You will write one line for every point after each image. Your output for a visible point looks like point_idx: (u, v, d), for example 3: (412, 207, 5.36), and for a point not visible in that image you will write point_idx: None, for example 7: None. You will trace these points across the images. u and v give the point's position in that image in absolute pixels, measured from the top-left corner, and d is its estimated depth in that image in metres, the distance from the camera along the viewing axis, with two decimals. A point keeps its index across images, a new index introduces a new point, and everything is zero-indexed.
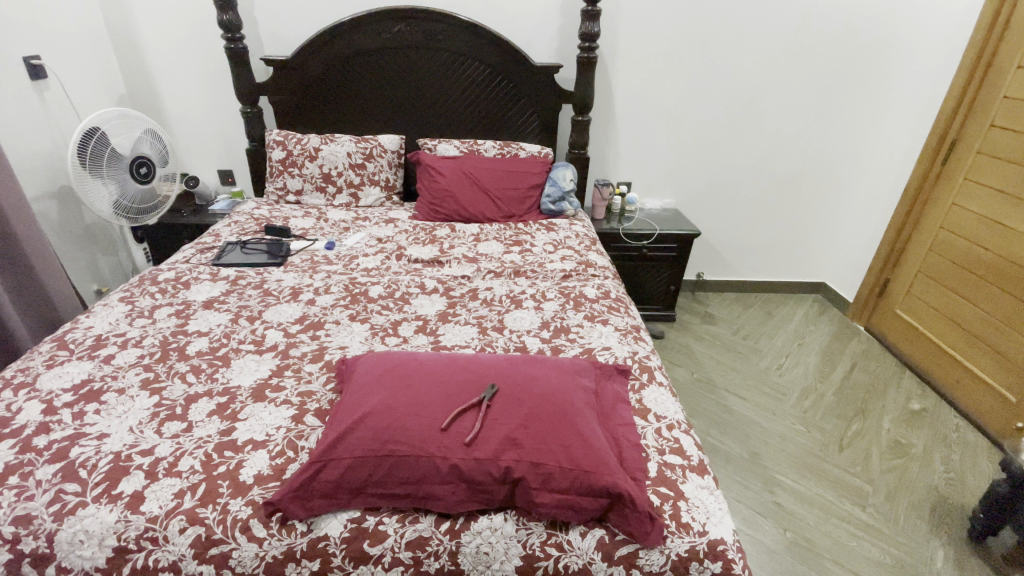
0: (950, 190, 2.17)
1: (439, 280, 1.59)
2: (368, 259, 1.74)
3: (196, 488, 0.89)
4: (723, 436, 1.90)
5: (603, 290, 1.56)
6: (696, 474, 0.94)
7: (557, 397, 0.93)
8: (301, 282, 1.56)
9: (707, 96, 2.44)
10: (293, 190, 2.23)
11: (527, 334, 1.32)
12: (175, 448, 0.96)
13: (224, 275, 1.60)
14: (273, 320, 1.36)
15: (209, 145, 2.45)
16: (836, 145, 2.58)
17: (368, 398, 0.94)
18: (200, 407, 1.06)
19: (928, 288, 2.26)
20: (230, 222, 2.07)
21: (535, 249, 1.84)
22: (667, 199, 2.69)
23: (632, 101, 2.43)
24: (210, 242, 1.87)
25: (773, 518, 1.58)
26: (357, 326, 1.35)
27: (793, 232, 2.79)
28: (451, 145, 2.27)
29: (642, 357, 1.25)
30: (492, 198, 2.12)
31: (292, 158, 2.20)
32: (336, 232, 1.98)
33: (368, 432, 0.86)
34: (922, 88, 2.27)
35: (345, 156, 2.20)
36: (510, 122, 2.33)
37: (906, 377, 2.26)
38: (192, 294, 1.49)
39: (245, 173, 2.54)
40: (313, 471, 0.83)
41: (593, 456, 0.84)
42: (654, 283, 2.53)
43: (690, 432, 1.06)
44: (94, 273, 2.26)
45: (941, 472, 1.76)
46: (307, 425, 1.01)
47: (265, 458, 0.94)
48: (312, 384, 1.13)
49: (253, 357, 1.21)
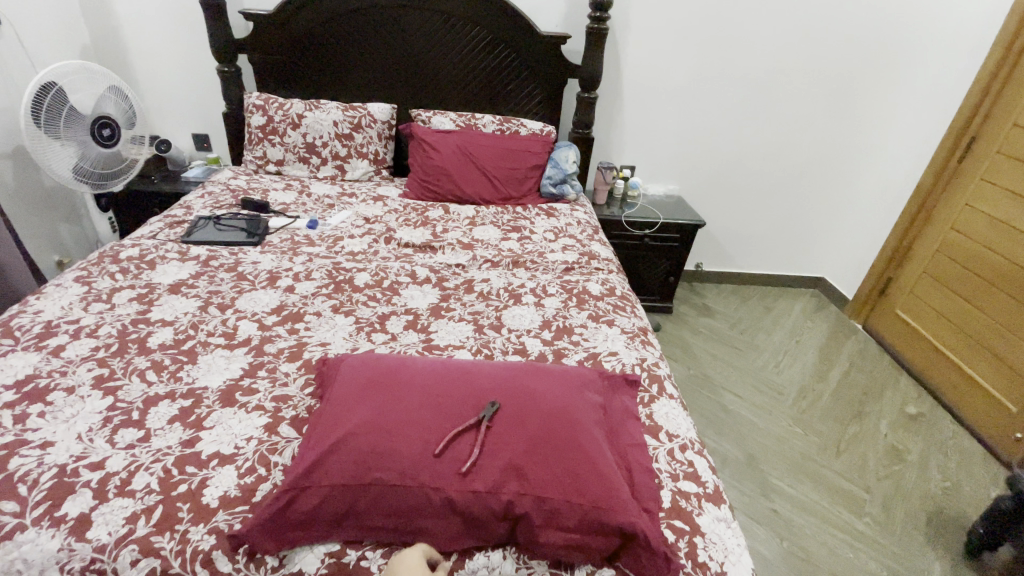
0: (964, 190, 2.09)
1: (431, 268, 1.47)
2: (354, 241, 1.60)
3: (151, 511, 0.78)
4: (720, 437, 1.85)
5: (608, 286, 1.46)
6: (712, 504, 0.86)
7: (565, 416, 0.83)
8: (279, 266, 1.43)
9: (720, 76, 2.30)
10: (274, 159, 2.06)
11: (527, 335, 1.21)
12: (129, 462, 0.85)
13: (194, 255, 1.45)
14: (246, 309, 1.23)
15: (182, 106, 2.25)
16: (849, 136, 2.47)
17: (351, 412, 0.83)
18: (160, 412, 0.94)
19: (933, 289, 2.21)
20: (204, 193, 1.90)
21: (535, 237, 1.72)
22: (670, 185, 2.57)
23: (641, 79, 2.28)
24: (181, 215, 1.71)
25: (770, 526, 1.54)
26: (340, 318, 1.23)
27: (797, 224, 2.71)
28: (447, 117, 2.10)
29: (651, 364, 1.15)
30: (489, 178, 1.98)
31: (273, 125, 2.02)
32: (319, 208, 1.83)
33: (349, 455, 0.75)
34: (943, 79, 2.16)
35: (332, 125, 2.03)
36: (511, 96, 2.17)
37: (903, 379, 2.22)
38: (157, 276, 1.35)
39: (222, 138, 2.34)
40: (286, 500, 0.73)
41: (606, 488, 0.75)
42: (653, 274, 2.44)
43: (704, 452, 0.98)
44: (55, 243, 2.08)
45: (937, 480, 1.73)
46: (282, 436, 0.90)
47: (233, 476, 0.83)
48: (289, 387, 1.01)
49: (223, 353, 1.09)
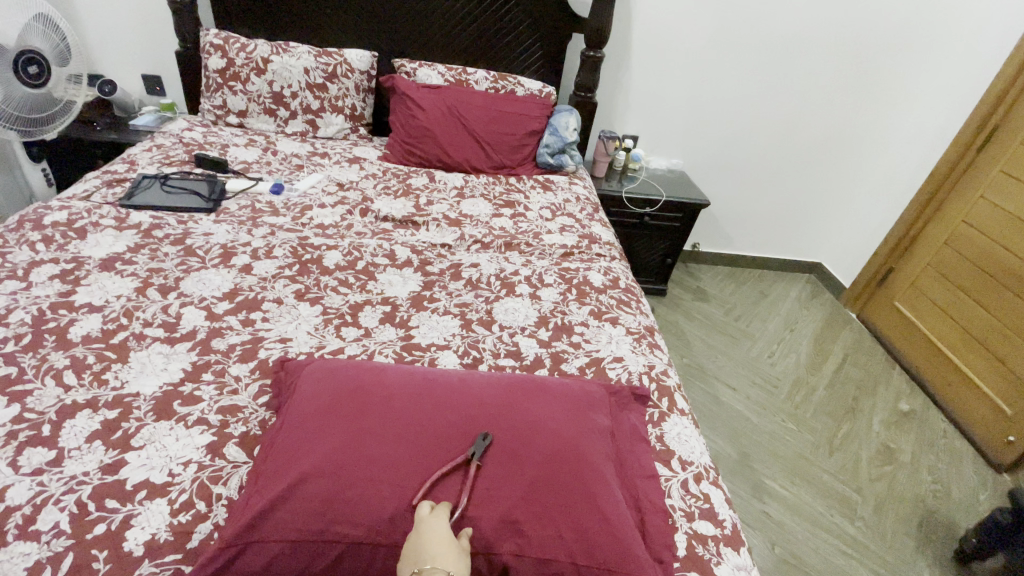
0: (981, 181, 1.98)
1: (413, 248, 1.30)
2: (324, 211, 1.41)
3: (58, 561, 0.63)
4: (712, 432, 1.77)
5: (611, 276, 1.31)
6: (732, 549, 0.75)
7: (570, 453, 0.70)
8: (235, 239, 1.23)
9: (737, 41, 2.10)
10: (235, 109, 1.81)
11: (521, 334, 1.07)
12: (35, 494, 0.68)
13: (135, 222, 1.25)
14: (193, 293, 1.05)
15: (127, 41, 1.95)
16: (864, 115, 2.32)
17: (309, 443, 0.67)
18: (78, 427, 0.77)
19: (936, 283, 2.13)
20: (152, 145, 1.65)
21: (530, 214, 1.55)
22: (673, 158, 2.40)
23: (652, 39, 2.07)
24: (122, 171, 1.48)
25: (761, 531, 1.48)
26: (305, 307, 1.06)
27: (800, 207, 2.58)
28: (434, 71, 1.86)
29: (659, 374, 1.03)
30: (480, 143, 1.78)
31: (233, 69, 1.76)
32: (286, 170, 1.61)
33: (306, 503, 0.61)
34: (972, 57, 2.00)
35: (302, 72, 1.78)
36: (508, 50, 1.94)
37: (896, 373, 2.18)
38: (87, 248, 1.14)
39: (177, 81, 2.06)
40: (224, 560, 0.59)
41: (617, 547, 0.63)
42: (650, 254, 2.30)
43: (719, 482, 0.86)
44: None
45: (928, 482, 1.70)
46: (227, 460, 0.75)
47: (164, 514, 0.68)
48: (239, 396, 0.85)
49: (162, 349, 0.91)
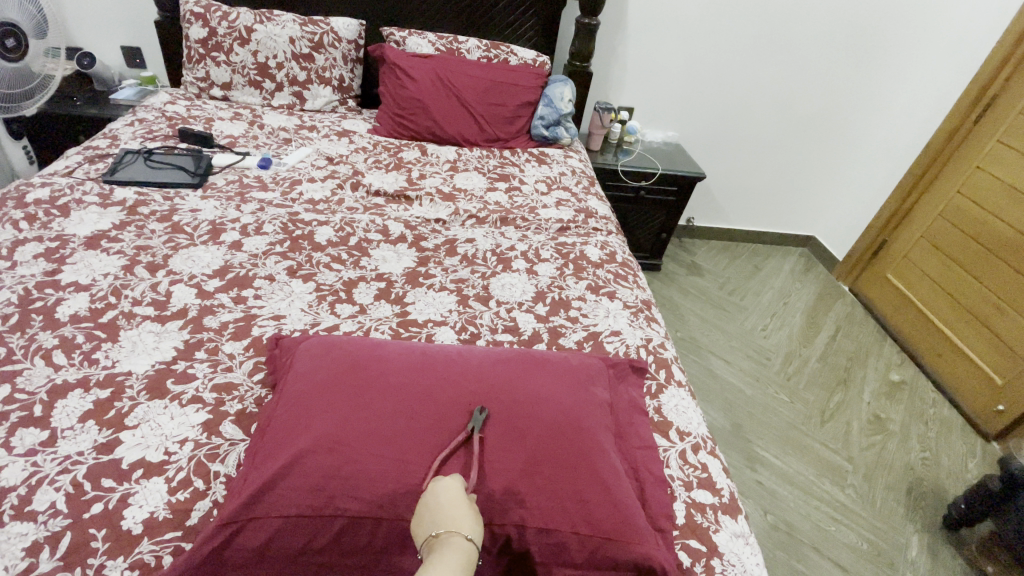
0: (977, 152, 1.97)
1: (406, 223, 1.27)
2: (314, 187, 1.37)
3: (56, 540, 0.62)
4: (708, 405, 1.79)
5: (607, 251, 1.29)
6: (729, 517, 0.76)
7: (570, 426, 0.69)
8: (224, 215, 1.20)
9: (735, 8, 2.04)
10: (219, 82, 1.75)
11: (518, 309, 1.05)
12: (30, 474, 0.68)
13: (120, 199, 1.21)
14: (182, 271, 1.02)
15: (103, 10, 1.86)
16: (862, 84, 2.29)
17: (308, 420, 0.67)
18: (70, 407, 0.76)
19: (929, 255, 2.13)
20: (134, 120, 1.60)
21: (525, 188, 1.52)
22: (669, 131, 2.36)
23: (648, 6, 2.01)
24: (104, 147, 1.43)
25: (754, 499, 1.51)
26: (298, 284, 1.04)
27: (795, 179, 2.57)
28: (424, 39, 1.80)
29: (657, 347, 1.03)
30: (473, 116, 1.73)
31: (215, 39, 1.69)
32: (274, 144, 1.56)
33: (305, 479, 0.61)
34: (973, 23, 1.95)
35: (287, 42, 1.71)
36: (501, 18, 1.88)
37: (888, 345, 2.20)
38: (71, 226, 1.11)
39: (157, 53, 1.98)
40: (224, 536, 0.58)
41: (619, 517, 0.63)
42: (645, 229, 2.28)
43: (717, 452, 0.87)
44: None
45: (918, 450, 1.73)
46: (224, 438, 0.74)
47: (162, 492, 0.68)
48: (233, 374, 0.84)
49: (153, 327, 0.90)
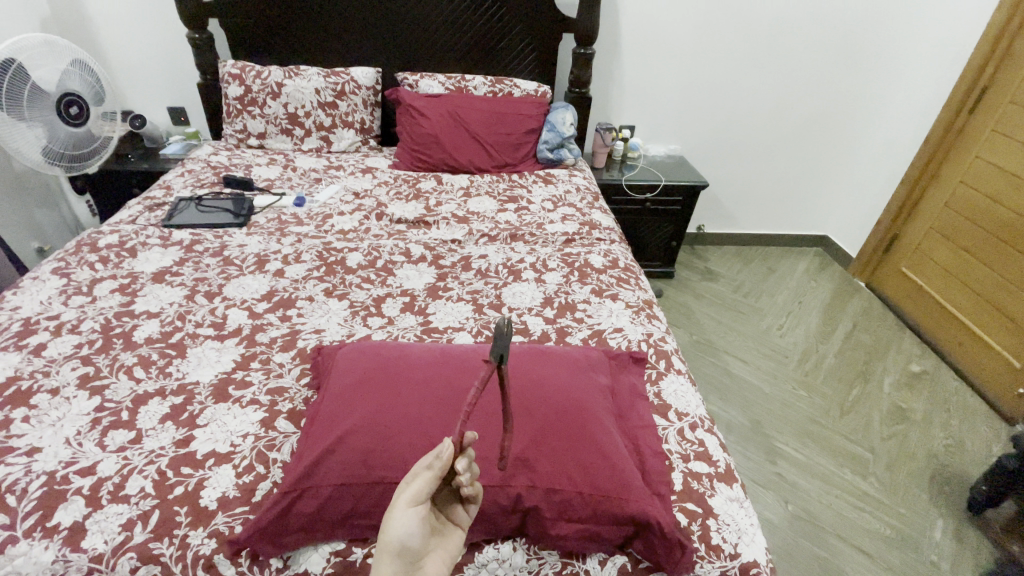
0: (976, 140, 2.01)
1: (426, 245, 1.41)
2: (344, 218, 1.53)
3: (148, 516, 0.75)
4: (725, 403, 1.84)
5: (611, 258, 1.40)
6: (724, 484, 0.85)
7: (573, 405, 0.80)
8: (267, 248, 1.37)
9: (722, 26, 2.17)
10: (255, 132, 1.96)
11: (528, 313, 1.17)
12: (122, 466, 0.81)
13: (177, 240, 1.39)
14: (235, 297, 1.18)
15: (153, 78, 2.11)
16: (857, 86, 2.36)
17: (349, 408, 0.79)
18: (151, 411, 0.90)
19: (940, 245, 2.16)
20: (183, 171, 1.81)
21: (533, 207, 1.65)
22: (671, 144, 2.47)
23: (639, 32, 2.15)
24: (161, 196, 1.63)
25: (775, 490, 1.55)
26: (334, 303, 1.18)
27: (800, 181, 2.63)
28: (435, 81, 1.98)
29: (657, 340, 1.12)
30: (482, 145, 1.89)
31: (251, 95, 1.91)
32: (306, 184, 1.74)
33: (349, 455, 0.73)
34: (957, 20, 2.02)
35: (314, 93, 1.92)
36: (503, 55, 2.05)
37: (907, 337, 2.21)
38: (139, 265, 1.29)
39: (199, 111, 2.22)
40: (286, 503, 0.71)
41: (617, 478, 0.73)
42: (655, 239, 2.38)
43: (714, 430, 0.95)
44: (34, 229, 1.99)
45: (941, 438, 1.73)
46: (279, 431, 0.87)
47: (230, 476, 0.80)
48: (284, 379, 0.97)
49: (214, 344, 1.05)
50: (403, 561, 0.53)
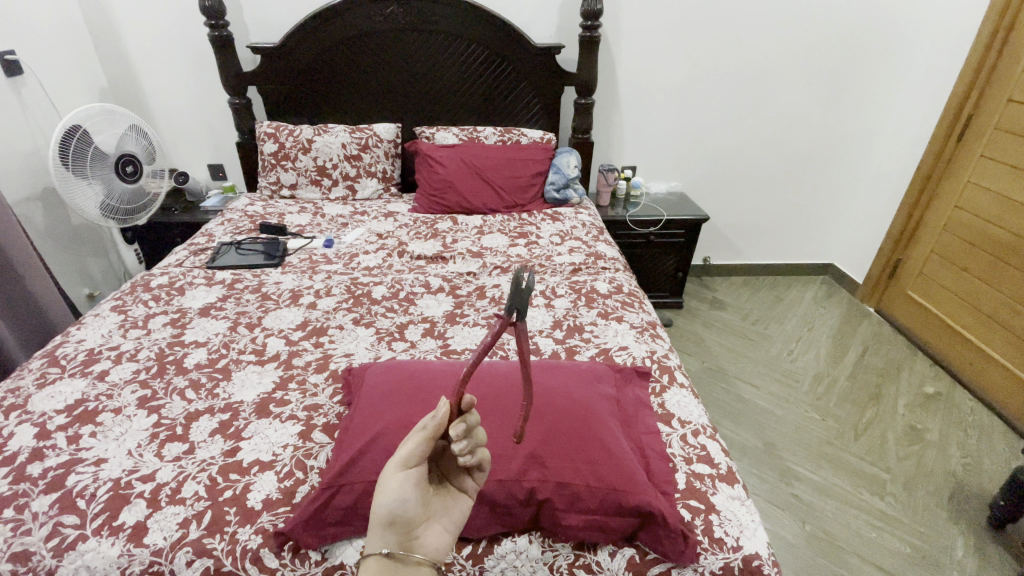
0: (966, 167, 2.10)
1: (444, 278, 1.53)
2: (369, 257, 1.67)
3: (201, 516, 0.84)
4: (737, 427, 1.87)
5: (615, 284, 1.50)
6: (726, 484, 0.90)
7: (579, 409, 0.88)
8: (300, 284, 1.50)
9: (714, 73, 2.34)
10: (288, 184, 2.15)
11: (539, 335, 1.26)
12: (177, 473, 0.91)
13: (220, 280, 1.53)
14: (273, 327, 1.30)
15: (196, 139, 2.34)
16: (848, 121, 2.48)
17: (379, 415, 0.89)
18: (202, 426, 1.00)
19: (942, 268, 2.21)
20: (223, 220, 1.99)
21: (542, 242, 1.78)
22: (672, 182, 2.61)
23: (636, 81, 2.33)
24: (204, 243, 1.79)
25: (791, 511, 1.56)
26: (362, 330, 1.29)
27: (801, 212, 2.73)
28: (450, 132, 2.18)
29: (661, 356, 1.20)
30: (494, 188, 2.04)
31: (284, 151, 2.11)
32: (334, 228, 1.90)
33: (380, 454, 0.82)
34: (938, 59, 2.16)
35: (340, 147, 2.11)
36: (510, 107, 2.25)
37: (919, 359, 2.23)
38: (187, 302, 1.43)
39: (236, 167, 2.44)
40: (325, 497, 0.80)
41: (621, 472, 0.81)
42: (661, 270, 2.48)
43: (716, 437, 1.02)
44: (86, 277, 2.16)
45: (958, 457, 1.73)
46: (315, 442, 0.96)
47: (273, 481, 0.89)
48: (318, 397, 1.08)
49: (255, 368, 1.16)
50: (396, 529, 0.62)
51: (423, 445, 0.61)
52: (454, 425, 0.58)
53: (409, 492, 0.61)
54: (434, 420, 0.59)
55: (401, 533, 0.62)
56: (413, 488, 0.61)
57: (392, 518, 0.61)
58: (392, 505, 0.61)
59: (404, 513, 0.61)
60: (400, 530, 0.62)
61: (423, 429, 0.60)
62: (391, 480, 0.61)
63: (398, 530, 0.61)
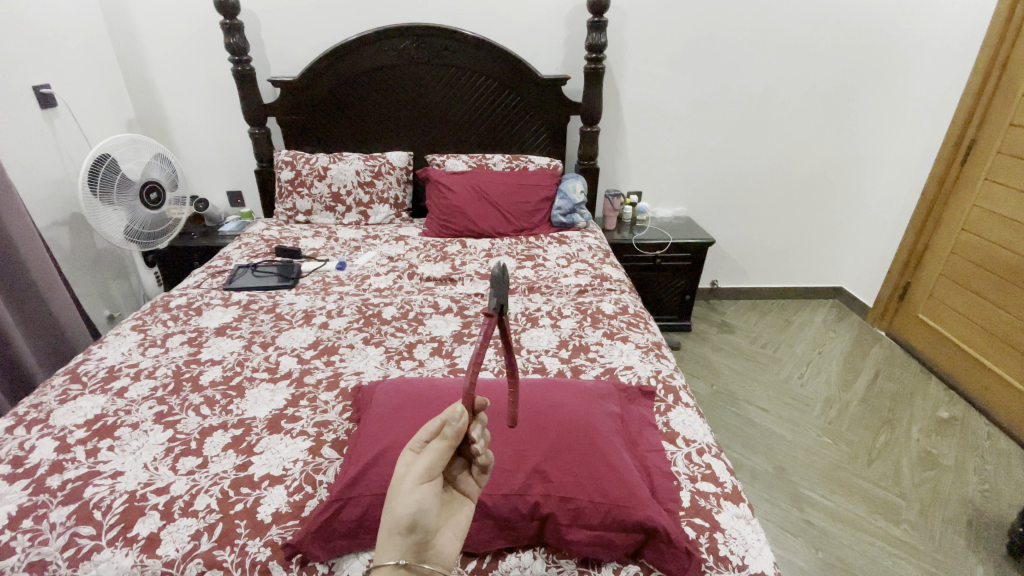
0: (970, 191, 2.11)
1: (452, 299, 1.57)
2: (380, 278, 1.72)
3: (212, 528, 0.85)
4: (747, 451, 1.85)
5: (621, 305, 1.53)
6: (731, 502, 0.91)
7: (583, 425, 0.90)
8: (313, 305, 1.54)
9: (716, 101, 2.40)
10: (303, 210, 2.22)
11: (545, 354, 1.28)
12: (190, 486, 0.93)
13: (236, 300, 1.59)
14: (286, 346, 1.34)
15: (217, 168, 2.44)
16: (851, 147, 2.52)
17: (387, 430, 0.91)
18: (215, 441, 1.03)
19: (952, 291, 2.19)
20: (241, 244, 2.05)
21: (548, 264, 1.81)
22: (678, 207, 2.65)
23: (640, 110, 2.40)
24: (221, 265, 1.86)
25: (803, 537, 1.53)
26: (371, 349, 1.32)
27: (808, 236, 2.75)
28: (460, 160, 2.25)
29: (665, 376, 1.21)
30: (502, 212, 2.10)
31: (301, 178, 2.19)
32: (346, 251, 1.96)
33: (388, 467, 0.85)
34: (938, 86, 2.21)
35: (354, 174, 2.19)
36: (518, 136, 2.32)
37: (933, 383, 2.20)
38: (203, 321, 1.47)
39: (254, 193, 2.53)
40: (333, 510, 0.81)
41: (625, 488, 0.82)
42: (668, 293, 2.50)
43: (721, 456, 1.02)
44: (106, 299, 2.23)
45: (975, 483, 1.70)
46: (325, 457, 0.98)
47: (283, 495, 0.91)
48: (328, 414, 1.10)
49: (268, 386, 1.19)
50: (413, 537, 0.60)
51: (442, 451, 0.59)
52: (473, 426, 0.60)
53: (427, 501, 0.59)
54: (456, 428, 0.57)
55: (415, 543, 0.60)
56: (434, 495, 0.60)
57: (410, 526, 0.59)
58: (411, 516, 0.59)
59: (424, 521, 0.59)
60: (416, 539, 0.60)
61: (443, 435, 0.59)
62: (408, 490, 0.59)
63: (416, 538, 0.60)
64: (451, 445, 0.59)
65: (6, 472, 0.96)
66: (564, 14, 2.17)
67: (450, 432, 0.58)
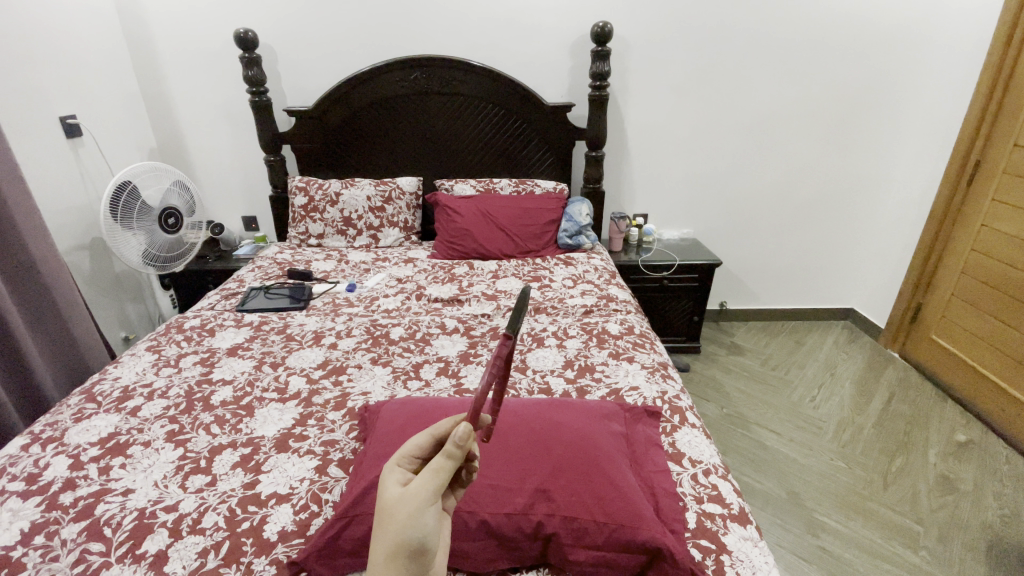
0: (978, 211, 2.10)
1: (459, 319, 1.58)
2: (388, 300, 1.75)
3: (219, 546, 0.86)
4: (760, 475, 1.81)
5: (626, 325, 1.54)
6: (738, 524, 0.89)
7: (587, 446, 0.90)
8: (324, 326, 1.58)
9: (719, 125, 2.44)
10: (315, 233, 2.28)
11: (550, 374, 1.29)
12: (198, 504, 0.94)
13: (248, 322, 1.62)
14: (295, 366, 1.36)
15: (233, 193, 2.52)
16: (856, 167, 2.53)
17: (394, 450, 0.92)
18: (223, 460, 1.04)
19: (964, 311, 2.17)
20: (254, 267, 2.10)
21: (555, 285, 1.83)
22: (684, 229, 2.67)
23: (644, 134, 2.45)
24: (234, 288, 1.90)
25: (819, 564, 1.49)
26: (379, 369, 1.34)
27: (816, 257, 2.74)
28: (468, 184, 2.30)
29: (671, 397, 1.21)
30: (509, 235, 2.13)
31: (313, 203, 2.25)
32: (356, 274, 2.00)
33: None
34: (942, 109, 2.24)
35: (365, 200, 2.25)
36: (525, 160, 2.38)
37: (949, 406, 2.15)
38: (216, 342, 1.51)
39: (268, 218, 2.59)
40: (338, 527, 0.82)
41: (629, 508, 0.81)
42: (676, 314, 2.50)
43: (728, 477, 1.01)
44: (123, 321, 2.28)
45: (995, 509, 1.65)
46: (330, 476, 0.99)
47: (288, 513, 0.92)
48: (335, 433, 1.11)
49: (276, 406, 1.21)
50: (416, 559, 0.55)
51: (448, 466, 0.57)
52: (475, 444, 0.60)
53: (432, 523, 0.55)
54: (464, 446, 0.56)
55: (415, 568, 0.55)
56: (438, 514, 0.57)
57: (415, 548, 0.54)
58: (417, 537, 0.54)
59: (430, 543, 0.55)
60: (417, 561, 0.55)
61: (450, 451, 0.56)
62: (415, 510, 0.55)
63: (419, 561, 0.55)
64: (457, 459, 0.57)
65: (20, 488, 0.98)
66: (568, 45, 2.25)
67: (458, 449, 0.56)
